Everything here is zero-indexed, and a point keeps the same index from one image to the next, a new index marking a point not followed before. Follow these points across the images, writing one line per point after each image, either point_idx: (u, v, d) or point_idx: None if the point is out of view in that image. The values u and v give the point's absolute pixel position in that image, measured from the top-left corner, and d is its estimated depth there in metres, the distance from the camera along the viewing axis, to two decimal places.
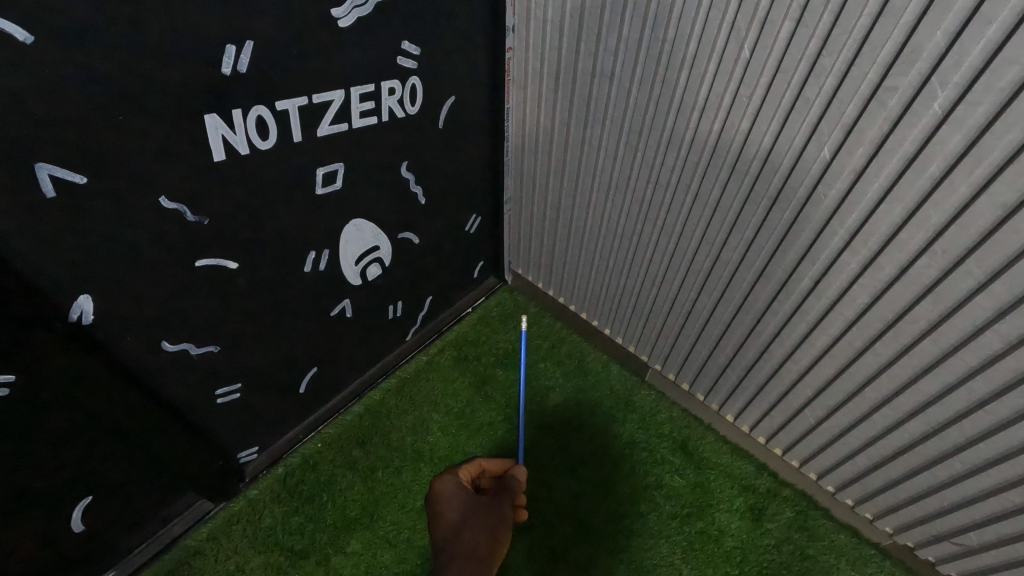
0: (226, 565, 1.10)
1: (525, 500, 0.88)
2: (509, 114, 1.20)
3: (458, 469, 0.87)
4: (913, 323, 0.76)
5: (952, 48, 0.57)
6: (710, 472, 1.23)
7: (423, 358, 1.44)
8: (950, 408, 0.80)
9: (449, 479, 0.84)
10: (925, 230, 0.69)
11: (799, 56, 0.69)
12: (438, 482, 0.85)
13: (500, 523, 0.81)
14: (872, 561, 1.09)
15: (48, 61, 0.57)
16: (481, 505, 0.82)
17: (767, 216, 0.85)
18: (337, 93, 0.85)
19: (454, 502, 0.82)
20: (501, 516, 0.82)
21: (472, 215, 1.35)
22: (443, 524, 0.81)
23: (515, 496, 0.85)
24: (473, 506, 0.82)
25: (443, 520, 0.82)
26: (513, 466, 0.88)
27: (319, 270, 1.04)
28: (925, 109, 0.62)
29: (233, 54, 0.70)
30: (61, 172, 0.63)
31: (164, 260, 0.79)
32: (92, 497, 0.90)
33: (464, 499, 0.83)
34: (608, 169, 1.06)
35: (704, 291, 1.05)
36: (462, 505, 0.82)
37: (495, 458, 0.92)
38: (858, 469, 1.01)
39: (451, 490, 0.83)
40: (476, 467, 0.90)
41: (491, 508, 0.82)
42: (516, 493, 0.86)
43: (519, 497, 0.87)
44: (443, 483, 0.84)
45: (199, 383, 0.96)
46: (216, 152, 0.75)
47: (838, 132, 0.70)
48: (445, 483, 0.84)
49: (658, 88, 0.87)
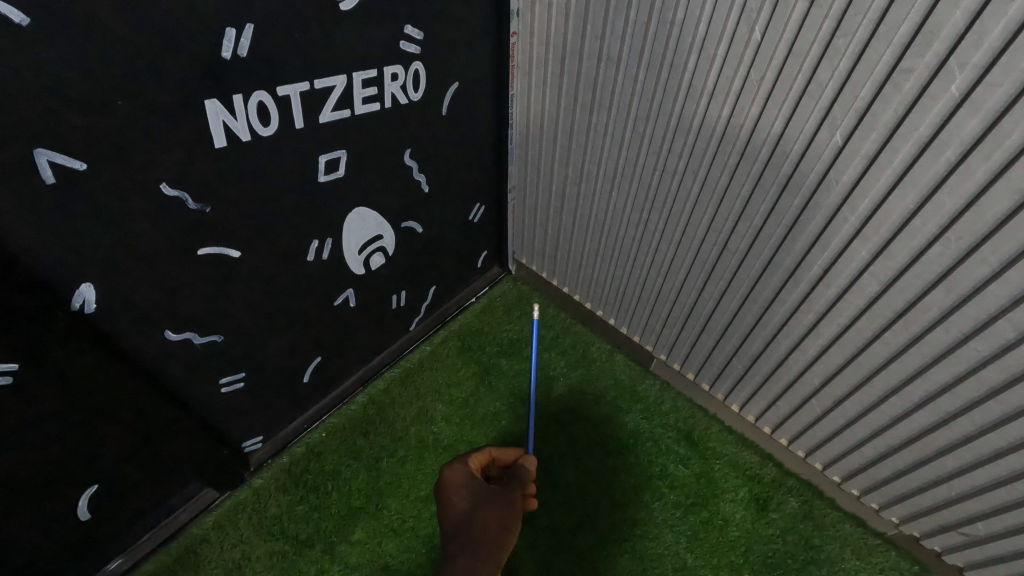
0: (232, 553, 1.11)
1: (535, 489, 0.84)
2: (513, 101, 1.18)
3: (467, 458, 0.85)
4: (925, 312, 0.75)
5: (971, 29, 0.56)
6: (715, 462, 1.23)
7: (427, 347, 1.44)
8: (960, 398, 0.79)
9: (458, 469, 0.82)
10: (939, 217, 0.67)
11: (812, 38, 0.67)
12: (447, 469, 0.82)
13: (510, 510, 0.78)
14: (877, 551, 1.09)
15: (45, 44, 0.56)
16: (491, 492, 0.79)
17: (776, 203, 0.84)
18: (339, 78, 0.84)
19: (463, 489, 0.79)
20: (511, 503, 0.79)
21: (476, 203, 1.34)
22: (451, 512, 0.78)
23: (524, 485, 0.82)
24: (482, 493, 0.79)
25: (450, 509, 0.78)
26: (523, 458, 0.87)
27: (322, 258, 1.03)
28: (942, 92, 0.60)
29: (233, 37, 0.69)
30: (60, 158, 0.62)
31: (166, 248, 0.78)
32: (97, 485, 0.90)
33: (474, 486, 0.80)
34: (614, 157, 1.04)
35: (710, 280, 1.04)
36: (472, 492, 0.79)
37: (505, 450, 0.90)
38: (865, 459, 1.01)
39: (461, 478, 0.81)
40: (486, 456, 0.88)
41: (501, 495, 0.79)
42: (526, 482, 0.83)
43: (529, 487, 0.84)
44: (451, 471, 0.82)
45: (203, 372, 0.96)
46: (217, 138, 0.74)
47: (851, 116, 0.69)
48: (454, 471, 0.82)
49: (666, 73, 0.86)
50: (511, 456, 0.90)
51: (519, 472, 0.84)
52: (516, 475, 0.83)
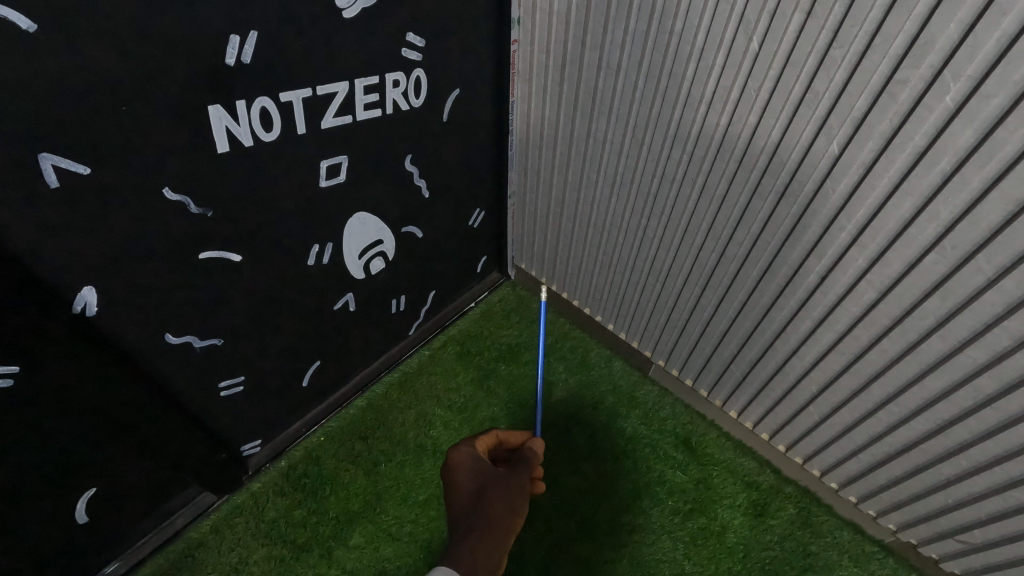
0: (229, 557, 1.11)
1: (542, 473, 0.84)
2: (514, 107, 1.19)
3: (475, 440, 0.84)
4: (921, 320, 0.76)
5: (965, 41, 0.56)
6: (713, 468, 1.23)
7: (426, 351, 1.44)
8: (955, 405, 0.79)
9: (466, 450, 0.82)
10: (934, 226, 0.68)
11: (809, 49, 0.68)
12: (454, 451, 0.82)
13: (517, 492, 0.78)
14: (875, 558, 1.09)
15: (51, 51, 0.57)
16: (497, 477, 0.79)
17: (774, 210, 0.84)
18: (341, 85, 0.84)
19: (469, 471, 0.80)
20: (518, 487, 0.78)
21: (476, 209, 1.35)
22: (458, 493, 0.78)
23: (531, 468, 0.82)
24: (489, 476, 0.79)
25: (457, 491, 0.79)
26: (530, 441, 0.86)
27: (323, 263, 1.04)
28: (937, 102, 0.61)
29: (237, 44, 0.69)
30: (65, 163, 0.63)
31: (168, 252, 0.78)
32: (96, 488, 0.91)
33: (480, 468, 0.80)
34: (613, 163, 1.05)
35: (709, 286, 1.04)
36: (478, 475, 0.79)
37: (513, 433, 0.89)
38: (863, 466, 1.01)
39: (467, 460, 0.81)
40: (493, 438, 0.87)
41: (508, 479, 0.79)
42: (533, 466, 0.83)
43: (536, 471, 0.83)
44: (458, 453, 0.82)
45: (203, 376, 0.96)
46: (220, 143, 0.75)
47: (848, 125, 0.69)
48: (461, 453, 0.82)
49: (665, 81, 0.87)
50: (517, 439, 0.89)
51: (527, 455, 0.84)
52: (523, 458, 0.83)
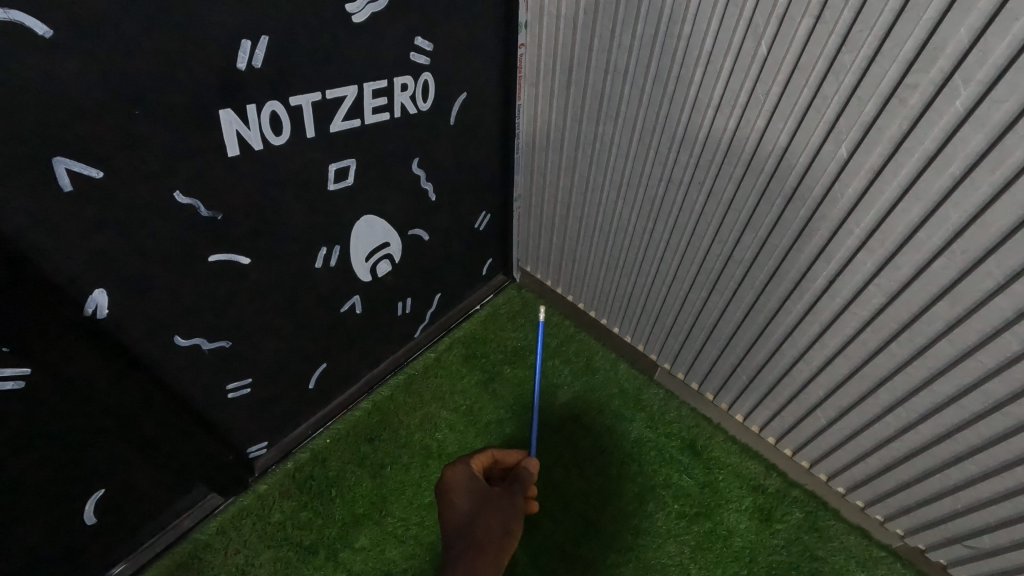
0: (236, 559, 1.11)
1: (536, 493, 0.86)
2: (520, 110, 1.19)
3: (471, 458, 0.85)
4: (929, 324, 0.76)
5: (975, 46, 0.57)
6: (719, 472, 1.23)
7: (431, 354, 1.44)
8: (965, 410, 0.79)
9: (461, 470, 0.82)
10: (944, 230, 0.68)
11: (818, 53, 0.68)
12: (449, 471, 0.82)
13: (513, 512, 0.79)
14: (882, 563, 1.09)
15: (65, 55, 0.57)
16: (493, 497, 0.80)
17: (781, 214, 0.84)
18: (350, 89, 0.85)
19: (465, 491, 0.79)
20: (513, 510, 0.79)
21: (482, 212, 1.35)
22: (452, 515, 0.77)
23: (525, 489, 0.83)
24: (486, 496, 0.79)
25: (452, 512, 0.78)
26: (526, 459, 0.88)
27: (330, 266, 1.04)
28: (947, 107, 0.61)
29: (248, 49, 0.70)
30: (78, 166, 0.64)
31: (178, 255, 0.79)
32: (104, 489, 0.91)
33: (476, 488, 0.80)
34: (620, 167, 1.05)
35: (715, 289, 1.04)
36: (473, 495, 0.79)
37: (507, 451, 0.91)
38: (871, 470, 1.01)
39: (462, 480, 0.81)
40: (488, 457, 0.89)
41: (505, 499, 0.80)
42: (528, 485, 0.84)
43: (530, 490, 0.85)
44: (453, 473, 0.82)
45: (211, 378, 0.96)
46: (230, 147, 0.75)
47: (857, 129, 0.69)
48: (455, 473, 0.82)
49: (672, 86, 0.87)
50: (513, 458, 0.91)
51: (522, 475, 0.85)
52: (518, 477, 0.84)
